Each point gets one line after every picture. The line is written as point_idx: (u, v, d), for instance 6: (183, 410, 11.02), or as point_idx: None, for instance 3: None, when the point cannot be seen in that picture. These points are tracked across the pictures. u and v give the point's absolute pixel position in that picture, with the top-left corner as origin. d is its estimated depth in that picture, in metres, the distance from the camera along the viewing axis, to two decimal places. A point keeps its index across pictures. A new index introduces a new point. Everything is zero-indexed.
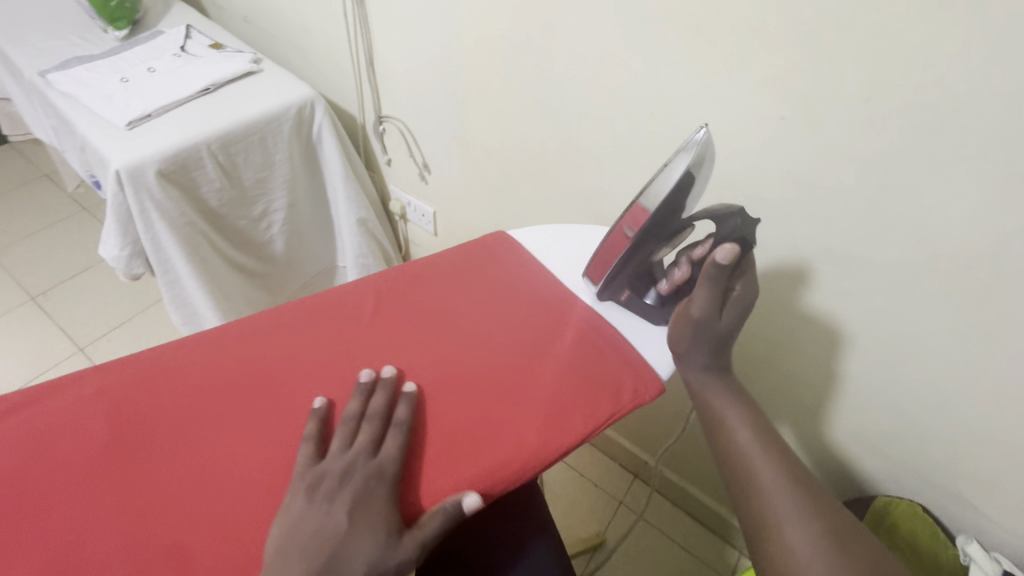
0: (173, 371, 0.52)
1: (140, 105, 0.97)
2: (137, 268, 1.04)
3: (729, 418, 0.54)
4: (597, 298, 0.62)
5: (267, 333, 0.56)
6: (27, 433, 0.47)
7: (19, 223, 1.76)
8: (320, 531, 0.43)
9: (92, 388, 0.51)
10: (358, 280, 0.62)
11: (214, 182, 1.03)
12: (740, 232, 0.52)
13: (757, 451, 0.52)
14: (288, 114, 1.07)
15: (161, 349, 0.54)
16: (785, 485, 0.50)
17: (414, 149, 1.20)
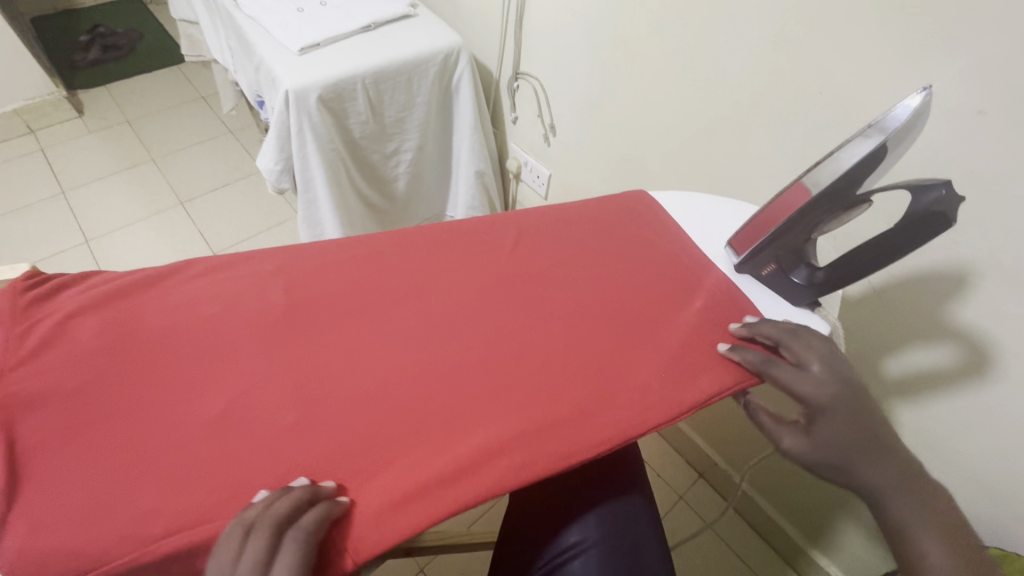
0: (338, 264, 0.59)
1: (313, 34, 1.05)
2: (284, 183, 1.14)
3: (907, 514, 0.46)
4: (737, 269, 0.62)
5: (418, 247, 0.62)
6: (222, 290, 0.56)
7: (178, 135, 1.98)
8: None
9: (274, 265, 0.58)
10: (501, 215, 0.66)
11: (361, 115, 1.11)
12: (940, 208, 0.47)
13: (932, 535, 0.45)
14: (436, 59, 1.12)
15: (330, 244, 0.61)
16: None
17: (543, 110, 1.22)
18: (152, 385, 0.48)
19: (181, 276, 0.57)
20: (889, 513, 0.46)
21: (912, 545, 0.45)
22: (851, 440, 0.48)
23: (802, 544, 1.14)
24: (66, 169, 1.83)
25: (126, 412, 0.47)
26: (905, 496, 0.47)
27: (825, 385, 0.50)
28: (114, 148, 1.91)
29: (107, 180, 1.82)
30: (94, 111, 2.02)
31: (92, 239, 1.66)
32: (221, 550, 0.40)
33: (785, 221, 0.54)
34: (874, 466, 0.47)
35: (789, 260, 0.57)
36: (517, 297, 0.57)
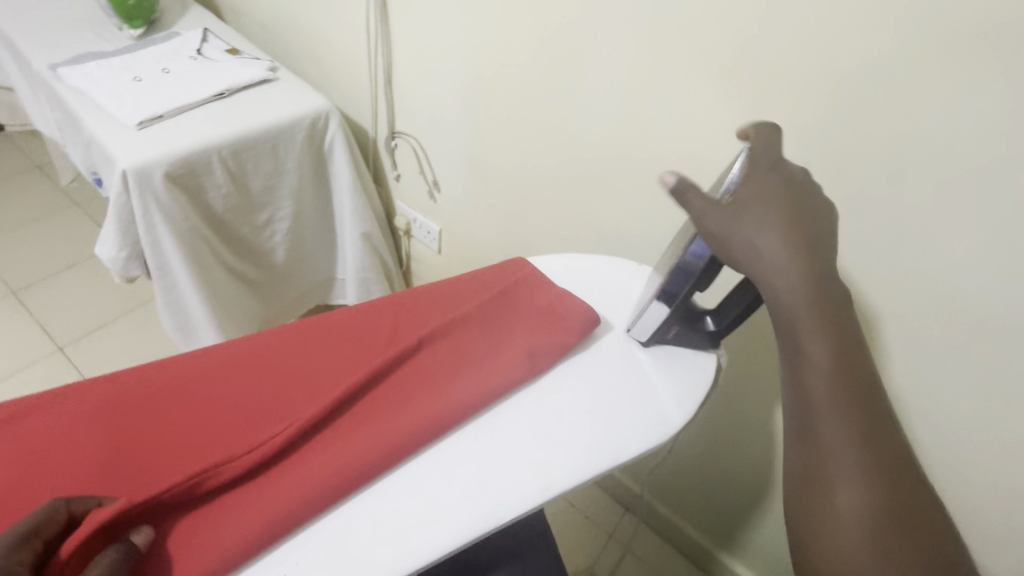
0: (179, 389, 0.52)
1: (154, 106, 0.95)
2: (134, 270, 1.00)
3: (809, 352, 0.45)
4: (644, 345, 0.60)
5: (278, 353, 0.56)
6: (24, 449, 0.47)
7: (5, 214, 1.70)
8: None
9: (95, 403, 0.50)
10: (374, 302, 0.62)
11: (222, 189, 1.01)
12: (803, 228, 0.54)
13: (822, 354, 0.45)
14: (302, 124, 1.06)
15: (171, 364, 0.54)
16: (849, 439, 0.44)
17: (425, 167, 1.20)
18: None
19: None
20: (802, 369, 0.46)
21: (819, 420, 0.45)
22: (801, 249, 0.47)
23: (725, 558, 1.16)
24: None
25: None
26: (829, 361, 0.45)
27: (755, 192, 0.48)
28: None
29: None
30: None
31: None
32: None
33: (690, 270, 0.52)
34: (811, 327, 0.45)
35: (688, 318, 0.58)
36: (397, 397, 0.53)
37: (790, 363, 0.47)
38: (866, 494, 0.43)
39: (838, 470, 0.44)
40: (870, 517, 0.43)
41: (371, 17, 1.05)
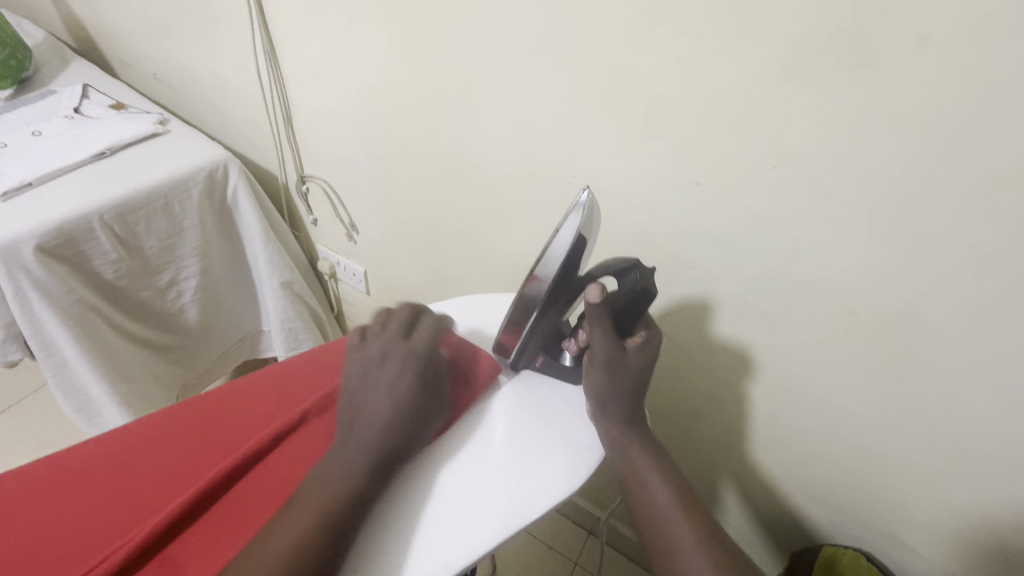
0: (72, 479, 0.54)
1: (19, 173, 0.87)
2: (12, 354, 0.91)
3: (641, 468, 0.53)
4: (512, 370, 0.63)
5: (179, 428, 0.59)
6: None
7: None
8: (401, 387, 0.52)
9: None
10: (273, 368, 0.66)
11: (110, 254, 0.93)
12: (642, 285, 0.55)
13: (652, 472, 0.53)
14: (198, 177, 1.00)
15: (64, 454, 0.56)
16: (700, 543, 0.47)
17: (339, 209, 1.15)
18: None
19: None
20: (644, 501, 0.52)
21: (676, 533, 0.48)
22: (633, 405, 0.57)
23: None
24: None
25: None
26: (661, 488, 0.52)
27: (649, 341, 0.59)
28: None
29: None
30: None
31: None
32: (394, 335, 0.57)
33: (533, 318, 0.57)
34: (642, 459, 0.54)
35: (550, 349, 0.62)
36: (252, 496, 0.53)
37: (632, 500, 0.53)
38: None
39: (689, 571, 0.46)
40: None
41: (262, 62, 1.01)
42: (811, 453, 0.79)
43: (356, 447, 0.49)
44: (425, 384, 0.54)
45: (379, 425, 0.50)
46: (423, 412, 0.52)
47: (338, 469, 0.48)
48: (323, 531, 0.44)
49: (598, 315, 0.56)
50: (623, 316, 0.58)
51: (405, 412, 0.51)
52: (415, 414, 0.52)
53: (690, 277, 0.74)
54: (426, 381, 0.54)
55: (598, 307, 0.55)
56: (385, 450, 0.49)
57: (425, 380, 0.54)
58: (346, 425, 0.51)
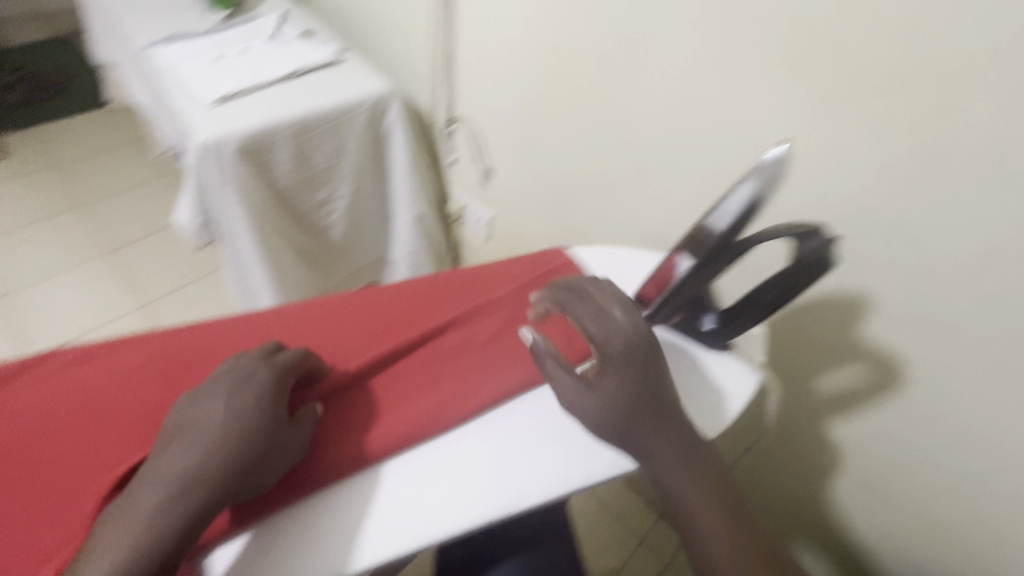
0: (257, 338, 0.60)
1: (230, 84, 1.01)
2: (206, 238, 1.08)
3: (669, 459, 0.48)
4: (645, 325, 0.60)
5: (342, 315, 0.63)
6: (128, 373, 0.56)
7: (108, 185, 1.97)
8: (225, 412, 0.46)
9: (187, 344, 0.59)
10: (427, 279, 0.68)
11: (288, 164, 1.06)
12: (817, 255, 0.50)
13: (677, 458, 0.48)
14: (366, 105, 1.09)
15: (255, 316, 0.63)
16: (722, 526, 0.47)
17: (479, 153, 1.20)
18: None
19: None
20: (675, 478, 0.48)
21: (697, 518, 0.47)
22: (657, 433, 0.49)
23: None
24: None
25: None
26: (690, 485, 0.48)
27: (620, 337, 0.51)
28: (42, 199, 1.92)
29: (28, 233, 1.81)
30: (19, 164, 2.03)
31: (10, 293, 1.62)
32: (246, 354, 0.51)
33: (682, 274, 0.55)
34: (664, 448, 0.49)
35: (691, 309, 0.58)
36: (372, 402, 0.56)
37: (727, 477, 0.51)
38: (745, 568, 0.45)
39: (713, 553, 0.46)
40: None
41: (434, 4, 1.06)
42: (938, 475, 0.74)
43: (161, 482, 0.42)
44: (262, 407, 0.47)
45: (196, 457, 0.43)
46: (258, 446, 0.45)
47: (150, 502, 0.41)
48: (130, 571, 0.39)
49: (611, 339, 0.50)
50: (782, 288, 0.54)
51: (229, 435, 0.44)
52: (243, 444, 0.45)
53: (848, 267, 0.70)
54: (268, 403, 0.48)
55: (598, 323, 0.52)
56: (199, 480, 0.43)
57: (259, 404, 0.47)
58: (160, 449, 0.45)
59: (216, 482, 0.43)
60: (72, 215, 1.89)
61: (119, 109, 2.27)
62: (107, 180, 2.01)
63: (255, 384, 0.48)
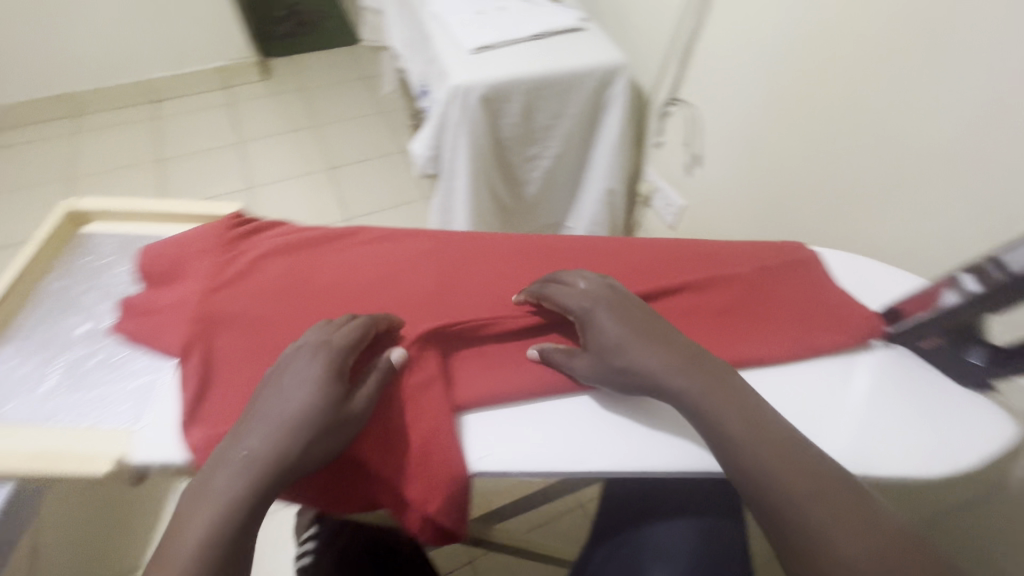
0: (507, 254, 0.62)
1: (488, 37, 1.12)
2: (429, 169, 1.22)
3: (707, 396, 0.44)
4: (887, 340, 0.57)
5: (586, 253, 0.63)
6: (395, 257, 0.60)
7: (337, 111, 2.36)
8: (284, 391, 0.43)
9: (444, 245, 0.62)
10: (671, 241, 0.66)
11: (515, 117, 1.16)
12: None
13: (721, 399, 0.44)
14: (597, 74, 1.13)
15: (504, 236, 0.65)
16: (789, 467, 0.41)
17: (691, 140, 1.20)
18: (193, 305, 0.53)
19: (254, 224, 0.61)
20: (715, 415, 0.44)
21: (755, 462, 0.41)
22: (684, 373, 0.46)
23: None
24: (249, 127, 2.28)
25: (190, 331, 0.51)
26: (771, 454, 0.41)
27: (593, 298, 0.52)
28: (287, 113, 2.34)
29: (275, 138, 2.24)
30: (275, 81, 2.48)
31: (260, 185, 2.07)
32: (311, 331, 0.48)
33: (957, 299, 0.50)
34: (731, 413, 0.43)
35: (954, 338, 0.53)
36: None
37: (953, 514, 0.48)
38: (824, 512, 0.39)
39: (789, 502, 0.39)
40: (861, 541, 0.37)
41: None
42: None
43: (232, 462, 0.40)
44: (332, 387, 0.44)
45: (262, 436, 0.41)
46: (320, 420, 0.42)
47: (232, 480, 0.39)
48: (217, 542, 0.37)
49: (600, 304, 0.51)
50: None
51: (297, 411, 0.42)
52: (311, 415, 0.42)
53: None
54: (337, 380, 0.45)
55: (602, 294, 0.52)
56: (270, 461, 0.40)
57: (332, 382, 0.44)
58: (232, 428, 0.43)
59: (288, 455, 0.40)
60: (310, 135, 2.26)
61: (357, 52, 2.64)
62: (339, 110, 2.36)
63: (312, 360, 0.45)
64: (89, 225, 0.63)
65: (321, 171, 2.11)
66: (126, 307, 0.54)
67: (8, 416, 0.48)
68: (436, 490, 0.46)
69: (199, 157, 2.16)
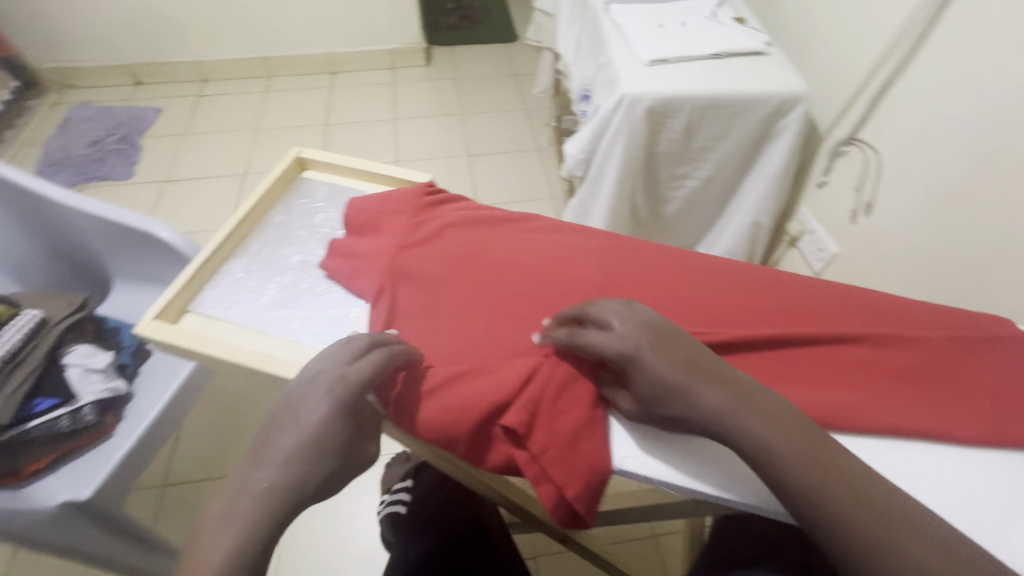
0: (674, 265, 0.61)
1: (665, 50, 1.12)
2: (577, 171, 1.25)
3: (735, 417, 0.43)
4: None
5: (757, 282, 0.61)
6: (565, 248, 0.62)
7: (486, 103, 2.48)
8: (304, 423, 0.45)
9: (611, 247, 0.63)
10: (851, 289, 0.61)
11: (675, 134, 1.15)
12: None
13: (752, 414, 0.43)
14: (773, 101, 1.09)
15: (671, 250, 0.64)
16: (838, 485, 0.40)
17: (865, 186, 1.11)
18: (388, 257, 0.60)
19: (442, 196, 0.67)
20: (745, 429, 0.43)
21: (804, 478, 0.41)
22: (734, 411, 0.43)
23: None
24: (405, 107, 2.47)
25: (383, 278, 0.58)
26: (822, 469, 0.41)
27: (634, 338, 0.46)
28: (441, 99, 2.50)
29: (427, 120, 2.40)
30: (435, 67, 2.66)
31: (406, 161, 2.24)
32: (332, 360, 0.48)
33: None
34: (779, 440, 0.42)
35: None
36: (778, 370, 0.52)
37: None
38: (887, 530, 0.39)
39: (847, 520, 0.39)
40: (928, 557, 0.38)
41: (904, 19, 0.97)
42: None
43: (253, 489, 0.43)
44: (338, 426, 0.46)
45: (280, 466, 0.44)
46: (335, 456, 0.45)
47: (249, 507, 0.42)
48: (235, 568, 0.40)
49: (637, 346, 0.46)
50: None
51: (316, 447, 0.45)
52: (327, 451, 0.45)
53: None
54: (347, 416, 0.46)
55: (629, 338, 0.46)
56: (288, 492, 0.43)
57: (342, 417, 0.46)
58: (253, 451, 0.45)
59: (304, 488, 0.44)
60: (457, 121, 2.40)
61: (513, 50, 2.75)
62: (487, 103, 2.47)
63: (329, 398, 0.46)
64: (308, 170, 0.74)
65: (461, 157, 2.24)
66: (331, 247, 0.62)
67: (236, 317, 0.58)
68: (578, 476, 0.48)
69: (359, 127, 2.38)
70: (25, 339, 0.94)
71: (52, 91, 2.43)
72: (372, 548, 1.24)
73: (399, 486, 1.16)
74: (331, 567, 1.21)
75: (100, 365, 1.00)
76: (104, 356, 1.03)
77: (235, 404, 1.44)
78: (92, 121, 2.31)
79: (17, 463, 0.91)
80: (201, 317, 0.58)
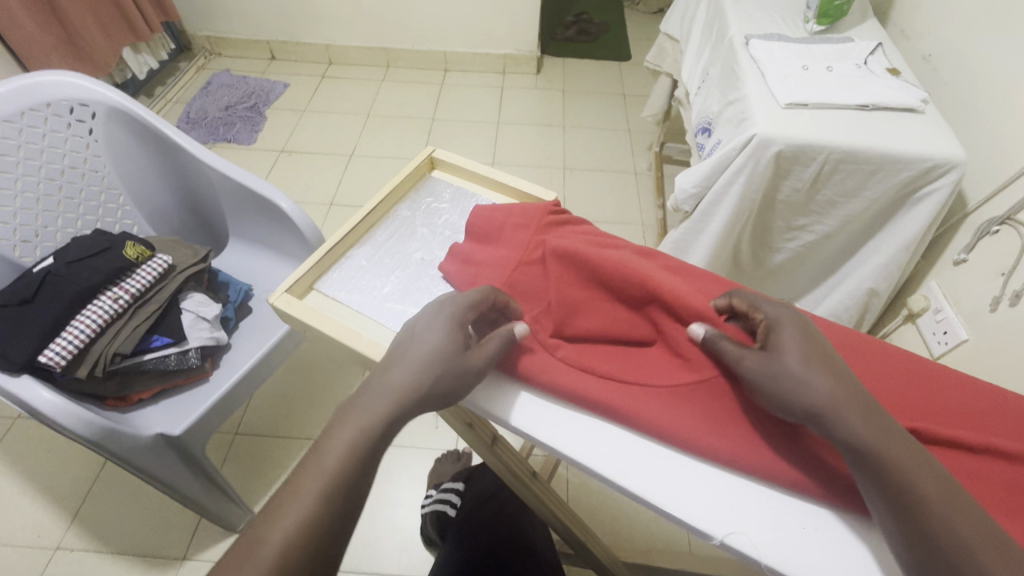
0: None
1: (806, 94, 1.05)
2: (684, 205, 1.21)
3: (850, 404, 0.44)
4: None
5: (896, 365, 0.55)
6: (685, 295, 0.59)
7: (591, 118, 2.46)
8: (431, 330, 0.51)
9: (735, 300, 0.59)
10: (1009, 394, 0.54)
11: (801, 182, 1.08)
12: None
13: (859, 411, 0.44)
14: (920, 164, 0.98)
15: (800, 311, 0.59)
16: (938, 497, 0.40)
17: (1016, 273, 0.97)
18: (506, 271, 0.60)
19: (566, 216, 0.67)
20: (847, 416, 0.44)
21: (904, 476, 0.41)
22: (878, 420, 0.44)
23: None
24: (510, 111, 2.51)
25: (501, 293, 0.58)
26: (933, 483, 0.41)
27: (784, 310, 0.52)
28: (546, 108, 2.52)
29: (529, 128, 2.43)
30: (545, 77, 2.69)
31: (501, 164, 2.27)
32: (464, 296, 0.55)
33: None
34: (917, 470, 0.41)
35: None
36: None
37: None
38: (971, 548, 0.38)
39: (935, 524, 0.39)
40: None
41: None
42: None
43: (375, 392, 0.47)
44: (454, 338, 0.51)
45: (403, 373, 0.48)
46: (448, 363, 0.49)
47: (374, 402, 0.46)
48: (353, 463, 0.44)
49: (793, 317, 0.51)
50: None
51: (433, 352, 0.49)
52: (443, 357, 0.49)
53: None
54: (461, 328, 0.52)
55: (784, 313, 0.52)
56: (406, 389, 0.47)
57: (457, 331, 0.51)
58: (381, 369, 0.50)
59: (416, 386, 0.47)
60: (558, 132, 2.40)
61: (626, 70, 2.72)
62: (591, 118, 2.46)
63: (452, 316, 0.52)
64: (437, 170, 0.76)
65: (556, 169, 2.23)
66: (452, 250, 0.64)
67: (355, 303, 0.60)
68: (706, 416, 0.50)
69: (463, 125, 2.45)
70: (154, 281, 1.03)
71: (201, 56, 2.70)
72: (411, 538, 1.25)
73: (449, 484, 1.17)
74: (370, 547, 1.24)
75: (209, 316, 1.07)
76: (215, 307, 1.10)
77: (311, 371, 1.52)
78: (229, 87, 2.54)
79: (129, 389, 1.00)
80: (324, 297, 0.61)
